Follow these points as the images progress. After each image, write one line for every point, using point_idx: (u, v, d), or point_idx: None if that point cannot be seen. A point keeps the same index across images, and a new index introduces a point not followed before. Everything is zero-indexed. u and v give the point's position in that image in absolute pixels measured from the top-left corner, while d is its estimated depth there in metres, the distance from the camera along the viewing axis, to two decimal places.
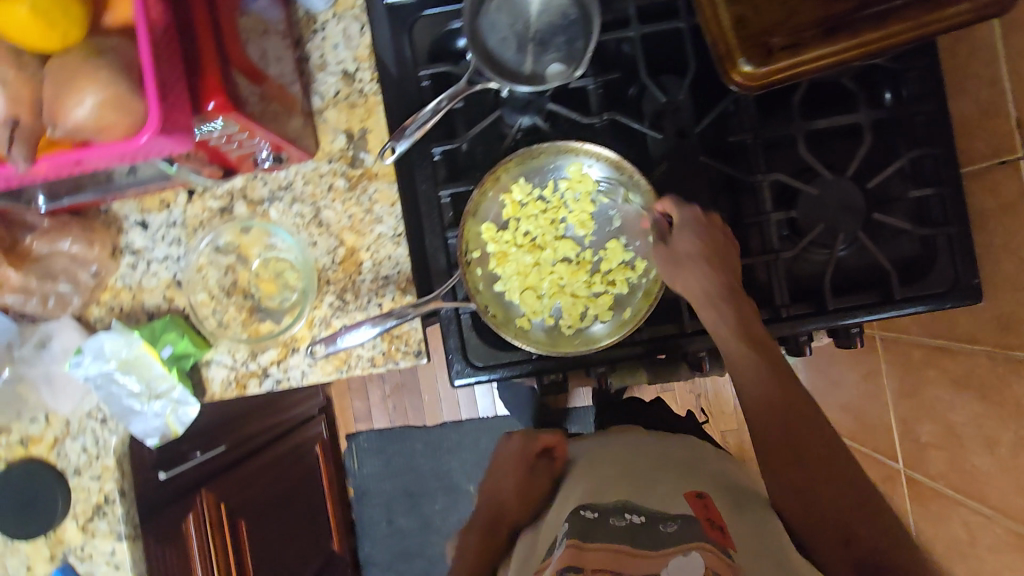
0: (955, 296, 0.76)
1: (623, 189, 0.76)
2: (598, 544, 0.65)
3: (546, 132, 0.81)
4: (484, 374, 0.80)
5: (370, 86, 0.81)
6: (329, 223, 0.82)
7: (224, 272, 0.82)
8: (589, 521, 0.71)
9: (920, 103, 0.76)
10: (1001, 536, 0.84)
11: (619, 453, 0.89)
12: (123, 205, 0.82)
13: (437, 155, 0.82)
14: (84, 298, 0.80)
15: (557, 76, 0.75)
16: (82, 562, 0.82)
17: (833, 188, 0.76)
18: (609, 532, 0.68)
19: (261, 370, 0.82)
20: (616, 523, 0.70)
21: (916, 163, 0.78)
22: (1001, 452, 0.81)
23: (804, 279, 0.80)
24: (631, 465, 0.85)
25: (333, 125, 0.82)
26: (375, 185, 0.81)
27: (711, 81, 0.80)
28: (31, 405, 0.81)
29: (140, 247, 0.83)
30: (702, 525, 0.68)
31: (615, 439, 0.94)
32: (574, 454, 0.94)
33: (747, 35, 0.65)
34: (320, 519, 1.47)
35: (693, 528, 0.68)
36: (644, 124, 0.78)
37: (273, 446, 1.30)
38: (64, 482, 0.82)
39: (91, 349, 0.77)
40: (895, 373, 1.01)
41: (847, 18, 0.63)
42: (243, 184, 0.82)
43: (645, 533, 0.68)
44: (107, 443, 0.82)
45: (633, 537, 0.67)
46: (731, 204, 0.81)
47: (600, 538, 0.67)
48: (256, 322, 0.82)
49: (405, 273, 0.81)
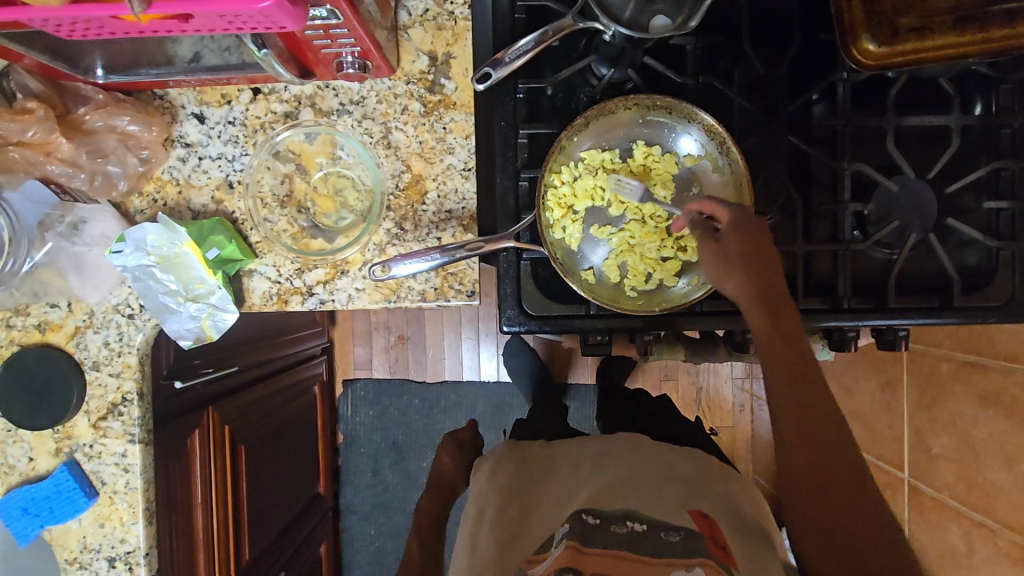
0: (1006, 313, 0.76)
1: (708, 155, 0.75)
2: (598, 549, 0.63)
3: (637, 86, 0.77)
4: (535, 325, 0.77)
5: (462, 10, 0.78)
6: (398, 146, 0.78)
7: (281, 180, 0.78)
8: (590, 525, 0.68)
9: (1013, 116, 0.75)
10: (1003, 549, 0.87)
11: (629, 459, 0.82)
12: (180, 93, 0.76)
13: (520, 92, 0.78)
14: (130, 185, 0.75)
15: (662, 30, 0.69)
16: (89, 461, 0.79)
17: (911, 188, 0.77)
18: (610, 538, 0.66)
19: (306, 288, 0.79)
20: (617, 530, 0.67)
21: (994, 176, 0.78)
22: (1019, 469, 0.84)
23: (864, 275, 0.80)
24: (641, 477, 0.78)
25: (417, 45, 0.77)
26: (452, 115, 0.78)
27: (809, 61, 0.79)
28: (54, 290, 0.76)
29: (194, 141, 0.77)
30: (705, 542, 0.65)
31: (619, 441, 0.87)
32: (579, 447, 0.87)
33: (874, 13, 0.66)
34: (308, 459, 1.44)
35: (696, 543, 0.65)
36: (737, 93, 0.76)
37: (276, 378, 1.26)
38: (81, 374, 0.78)
39: (133, 238, 0.72)
40: (916, 385, 1.03)
41: (978, 11, 0.63)
42: (313, 91, 0.77)
43: (647, 540, 0.66)
44: (132, 340, 0.78)
45: (636, 545, 0.65)
46: (806, 189, 0.80)
47: (602, 543, 0.65)
48: (307, 238, 0.78)
49: (470, 210, 0.78)
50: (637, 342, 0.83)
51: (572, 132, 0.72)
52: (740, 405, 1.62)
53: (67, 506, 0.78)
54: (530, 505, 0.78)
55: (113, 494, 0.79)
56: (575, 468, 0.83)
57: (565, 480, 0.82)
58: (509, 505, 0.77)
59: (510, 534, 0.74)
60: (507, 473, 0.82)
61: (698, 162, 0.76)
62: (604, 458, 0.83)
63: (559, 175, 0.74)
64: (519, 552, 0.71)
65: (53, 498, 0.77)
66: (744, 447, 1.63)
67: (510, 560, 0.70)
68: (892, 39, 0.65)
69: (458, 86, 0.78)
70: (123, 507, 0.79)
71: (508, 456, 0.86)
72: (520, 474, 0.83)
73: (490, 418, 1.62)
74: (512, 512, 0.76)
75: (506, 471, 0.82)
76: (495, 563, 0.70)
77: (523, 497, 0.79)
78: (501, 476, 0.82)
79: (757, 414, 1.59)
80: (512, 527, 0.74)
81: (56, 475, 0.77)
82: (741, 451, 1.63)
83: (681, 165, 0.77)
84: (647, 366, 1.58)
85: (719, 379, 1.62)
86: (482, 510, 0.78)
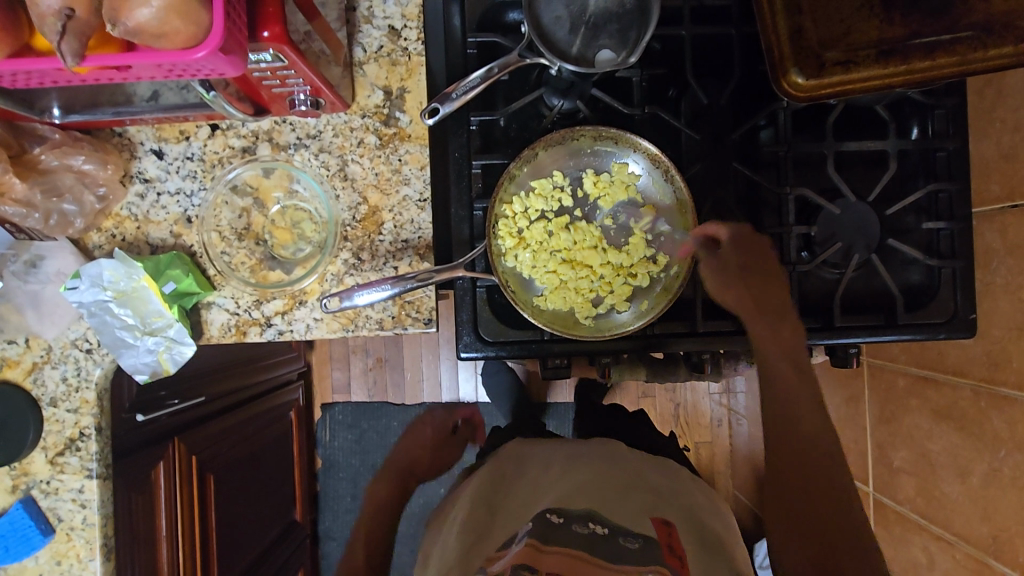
0: (951, 329, 0.79)
1: (656, 184, 0.78)
2: (557, 548, 0.60)
3: (585, 116, 0.80)
4: (491, 351, 0.79)
5: (415, 46, 0.79)
6: (355, 178, 0.79)
7: (239, 214, 0.79)
8: (551, 523, 0.66)
9: (945, 140, 0.78)
10: (961, 561, 0.89)
11: (599, 462, 0.81)
12: (139, 130, 0.78)
13: (473, 124, 0.80)
14: (87, 222, 0.76)
15: (607, 64, 0.71)
16: (46, 497, 0.78)
17: (852, 210, 0.79)
18: (569, 536, 0.63)
19: (264, 319, 0.80)
20: (578, 530, 0.65)
21: (932, 198, 0.81)
22: (972, 481, 0.85)
23: (813, 295, 0.82)
24: (608, 479, 0.77)
25: (371, 80, 0.79)
26: (407, 147, 0.79)
27: (751, 91, 0.82)
28: (11, 327, 0.77)
29: (153, 177, 0.79)
30: (661, 549, 0.64)
31: (594, 446, 0.86)
32: (554, 449, 0.87)
33: (802, 47, 0.69)
34: (284, 486, 1.43)
35: (653, 551, 0.63)
36: (681, 122, 0.79)
37: (247, 406, 1.26)
38: (37, 411, 0.78)
39: (90, 274, 0.74)
40: (876, 399, 1.04)
41: (900, 44, 0.67)
42: (270, 127, 0.78)
43: (606, 542, 0.63)
44: (90, 376, 0.78)
45: (592, 547, 0.62)
46: (751, 212, 0.82)
47: (561, 542, 0.62)
48: (265, 270, 0.79)
49: (426, 239, 0.80)
50: (597, 366, 0.85)
51: (521, 164, 0.74)
52: (718, 420, 1.63)
53: (22, 545, 0.77)
54: (498, 506, 0.77)
55: (71, 531, 0.78)
56: (544, 470, 0.82)
57: (534, 481, 0.81)
58: (478, 505, 0.76)
59: (476, 535, 0.72)
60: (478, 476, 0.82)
61: (648, 191, 0.79)
62: (575, 460, 0.82)
63: (509, 205, 0.76)
64: (483, 551, 0.68)
65: (8, 536, 0.77)
66: (723, 461, 1.64)
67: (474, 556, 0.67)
68: (819, 73, 0.67)
69: (412, 119, 0.79)
70: (80, 544, 0.78)
71: (482, 460, 0.86)
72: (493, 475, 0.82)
73: (470, 438, 1.59)
74: (479, 513, 0.75)
75: (481, 473, 0.82)
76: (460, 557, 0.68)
77: (493, 500, 0.78)
78: (474, 478, 0.81)
79: (735, 428, 1.60)
80: (479, 528, 0.73)
81: (12, 513, 0.77)
82: (721, 465, 1.64)
83: (631, 193, 0.80)
84: (624, 384, 1.58)
85: (696, 395, 1.63)
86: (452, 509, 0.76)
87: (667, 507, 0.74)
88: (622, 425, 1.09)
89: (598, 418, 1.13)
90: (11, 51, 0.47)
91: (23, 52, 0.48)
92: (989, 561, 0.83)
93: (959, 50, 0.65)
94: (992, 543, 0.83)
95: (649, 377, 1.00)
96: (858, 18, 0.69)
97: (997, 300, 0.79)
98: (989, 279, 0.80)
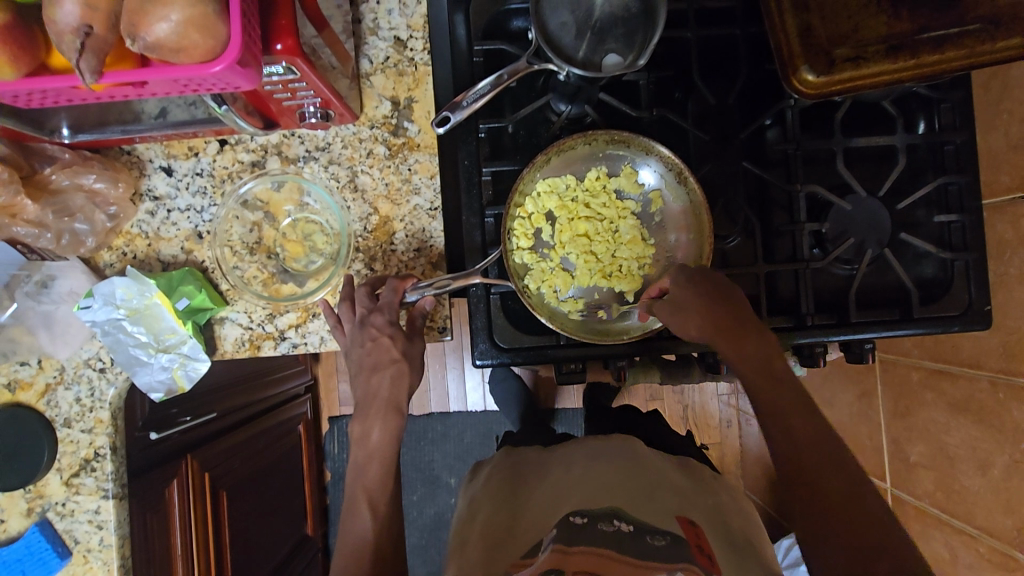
0: (966, 321, 0.79)
1: (668, 187, 0.78)
2: (584, 548, 0.58)
3: (595, 120, 0.79)
4: (507, 356, 0.78)
5: (422, 56, 0.79)
6: (365, 189, 0.79)
7: (250, 228, 0.79)
8: (577, 524, 0.64)
9: (953, 133, 0.79)
10: (984, 555, 0.88)
11: (618, 460, 0.81)
12: (148, 147, 0.77)
13: (482, 132, 0.80)
14: (98, 241, 0.76)
15: (613, 68, 0.70)
16: (62, 519, 0.77)
17: (863, 206, 0.79)
18: (596, 537, 0.61)
19: (278, 333, 0.79)
20: (604, 528, 0.63)
21: (941, 191, 0.81)
22: (993, 474, 0.85)
23: (826, 293, 0.82)
24: (624, 481, 0.75)
25: (379, 91, 0.79)
26: (416, 156, 0.79)
27: (758, 91, 0.82)
28: (23, 348, 0.76)
29: (162, 194, 0.78)
30: (690, 548, 0.62)
31: (613, 445, 0.85)
32: (570, 450, 0.86)
33: (811, 45, 0.69)
34: (295, 500, 1.41)
35: (681, 548, 0.61)
36: (689, 123, 0.79)
37: (256, 421, 1.24)
38: (51, 432, 0.77)
39: (103, 292, 0.73)
40: (891, 395, 1.04)
41: (908, 38, 0.68)
42: (279, 140, 0.78)
43: (633, 539, 0.61)
44: (104, 395, 0.78)
45: (617, 543, 0.60)
46: (761, 213, 0.83)
47: (589, 542, 0.60)
48: (277, 284, 0.79)
49: (438, 247, 0.79)
50: (612, 368, 0.81)
51: (534, 170, 0.75)
52: (727, 420, 1.62)
53: (38, 568, 0.76)
54: (519, 508, 0.76)
55: (88, 553, 0.77)
56: (565, 470, 0.81)
57: (554, 481, 0.80)
58: (497, 510, 0.76)
59: (498, 537, 0.71)
60: (496, 481, 0.83)
61: (660, 195, 0.79)
62: (596, 460, 0.81)
63: (522, 206, 0.76)
64: (508, 554, 0.67)
65: (25, 560, 0.76)
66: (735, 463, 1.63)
67: (496, 564, 0.66)
68: (828, 70, 0.68)
69: (421, 128, 0.79)
70: (98, 565, 0.77)
71: (503, 463, 0.88)
72: (511, 481, 0.82)
73: (480, 445, 1.55)
74: (501, 517, 0.74)
75: (497, 482, 0.82)
76: (483, 561, 0.67)
77: (513, 502, 0.77)
78: (491, 490, 0.81)
79: (745, 428, 1.59)
80: (502, 527, 0.72)
81: (28, 537, 0.76)
82: (732, 466, 1.63)
83: (644, 195, 0.80)
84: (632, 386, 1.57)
85: (704, 396, 1.62)
86: (473, 514, 0.78)
87: (692, 508, 0.73)
88: (636, 426, 1.08)
89: (612, 421, 1.12)
90: (29, 70, 0.47)
91: (39, 71, 0.48)
92: (1015, 554, 0.83)
93: (967, 44, 0.66)
94: (1017, 537, 0.82)
95: (662, 379, 1.00)
96: (865, 15, 0.70)
97: (1012, 290, 0.79)
98: (1002, 270, 0.80)
